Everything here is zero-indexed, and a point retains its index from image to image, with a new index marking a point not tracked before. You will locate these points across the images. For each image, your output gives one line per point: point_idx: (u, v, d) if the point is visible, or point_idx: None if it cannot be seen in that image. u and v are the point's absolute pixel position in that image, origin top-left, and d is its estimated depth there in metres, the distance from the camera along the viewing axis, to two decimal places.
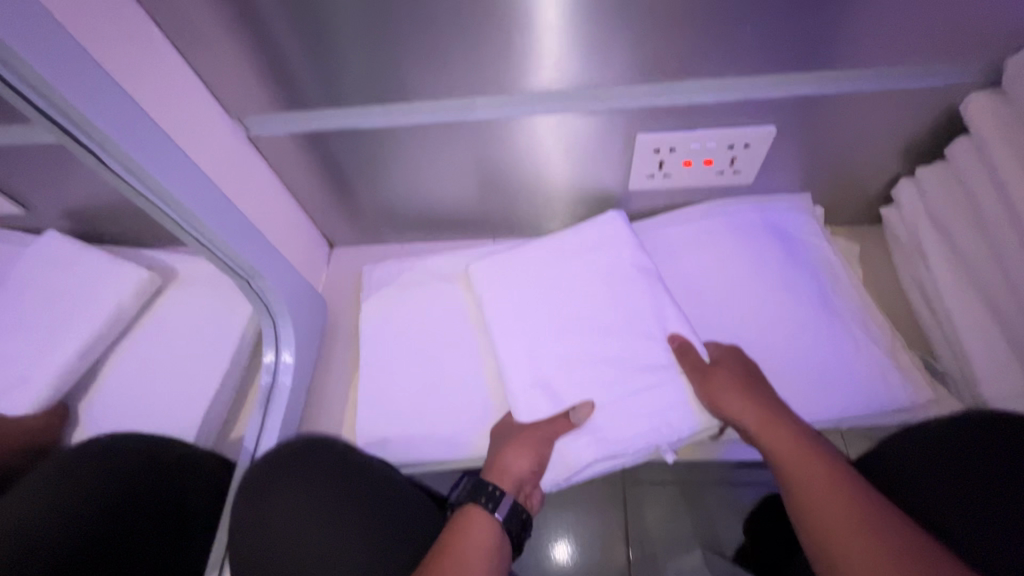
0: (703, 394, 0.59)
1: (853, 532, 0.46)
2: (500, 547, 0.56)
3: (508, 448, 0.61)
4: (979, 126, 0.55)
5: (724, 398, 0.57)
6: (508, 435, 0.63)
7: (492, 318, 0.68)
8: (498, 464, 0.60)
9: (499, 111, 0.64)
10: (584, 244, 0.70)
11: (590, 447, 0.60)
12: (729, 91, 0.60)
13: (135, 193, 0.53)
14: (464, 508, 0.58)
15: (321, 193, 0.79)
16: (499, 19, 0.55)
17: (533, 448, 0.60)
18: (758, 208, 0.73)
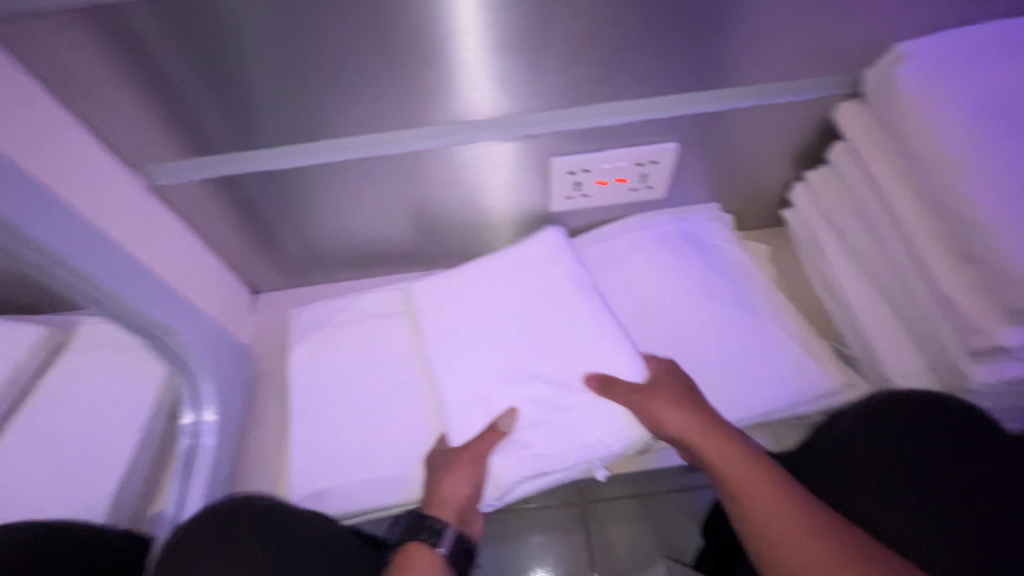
0: (646, 417, 0.58)
1: (804, 541, 0.47)
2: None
3: (444, 472, 0.60)
4: (852, 132, 0.61)
5: (667, 419, 0.57)
6: (442, 458, 0.62)
7: (438, 358, 0.67)
8: (435, 491, 0.59)
9: (415, 144, 0.65)
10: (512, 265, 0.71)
11: (521, 463, 0.61)
12: (632, 113, 0.63)
13: (14, 257, 0.48)
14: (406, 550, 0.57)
15: (239, 239, 0.76)
16: (407, 54, 0.56)
17: (467, 467, 0.59)
18: (675, 220, 0.76)
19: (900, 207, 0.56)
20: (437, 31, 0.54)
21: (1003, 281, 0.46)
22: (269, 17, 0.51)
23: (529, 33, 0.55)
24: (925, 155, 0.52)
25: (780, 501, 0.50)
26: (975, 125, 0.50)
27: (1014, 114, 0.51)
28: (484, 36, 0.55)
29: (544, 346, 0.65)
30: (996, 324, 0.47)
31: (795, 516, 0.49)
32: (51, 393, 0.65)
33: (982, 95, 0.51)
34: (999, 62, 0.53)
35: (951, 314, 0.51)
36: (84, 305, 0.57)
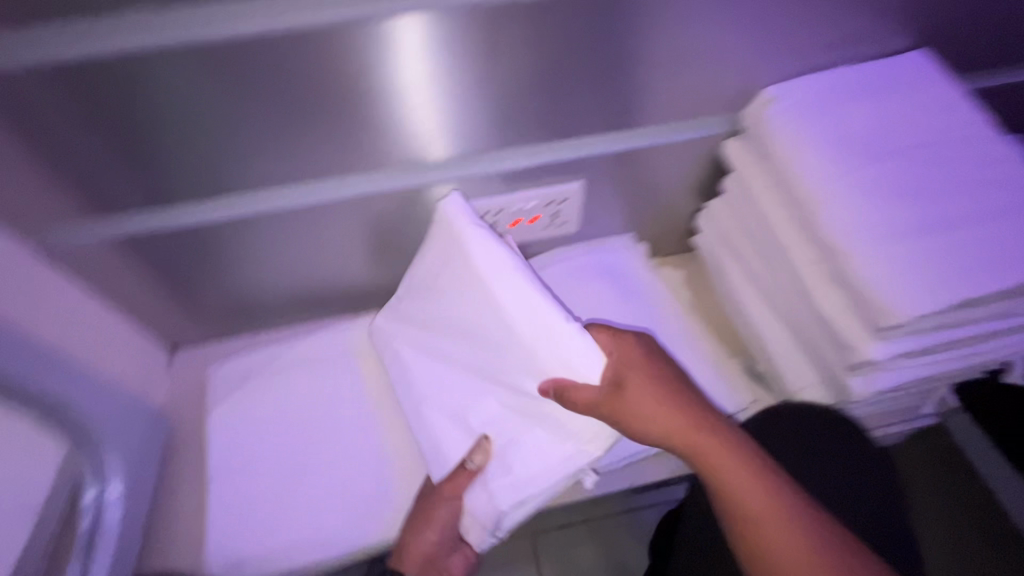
0: (619, 422, 0.54)
1: (790, 540, 0.48)
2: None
3: (416, 521, 0.64)
4: (739, 163, 0.66)
5: (645, 423, 0.54)
6: (421, 500, 0.65)
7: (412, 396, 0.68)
8: (406, 540, 0.64)
9: (328, 194, 0.65)
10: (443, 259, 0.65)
11: (490, 497, 0.60)
12: (536, 156, 0.67)
13: None
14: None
15: (150, 296, 0.73)
16: (310, 109, 0.56)
17: (437, 514, 0.62)
18: (591, 251, 0.80)
19: (781, 233, 0.60)
20: (339, 87, 0.55)
21: (865, 303, 0.50)
22: (156, 80, 0.50)
23: (429, 89, 0.57)
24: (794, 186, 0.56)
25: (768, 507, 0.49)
26: (834, 160, 0.55)
27: (869, 149, 0.56)
28: (385, 93, 0.56)
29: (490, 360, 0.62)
30: (866, 340, 0.51)
31: (782, 522, 0.49)
32: None
33: (840, 133, 0.57)
34: (857, 102, 0.58)
35: (829, 332, 0.55)
36: None
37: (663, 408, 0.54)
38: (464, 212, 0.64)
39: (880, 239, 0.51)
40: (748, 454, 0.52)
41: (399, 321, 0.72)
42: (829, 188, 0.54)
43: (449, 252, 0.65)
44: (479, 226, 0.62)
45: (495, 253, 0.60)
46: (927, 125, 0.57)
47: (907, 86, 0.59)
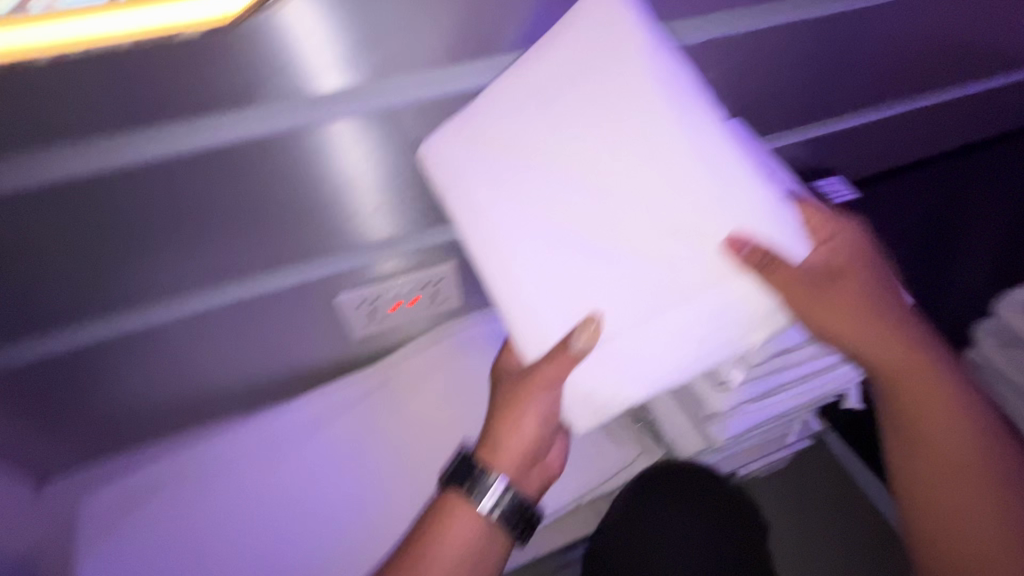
0: (836, 319, 0.52)
1: (948, 468, 0.54)
2: (478, 551, 0.56)
3: (507, 417, 0.57)
4: None
5: (859, 334, 0.53)
6: (510, 383, 0.58)
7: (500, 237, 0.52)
8: (501, 431, 0.58)
9: (193, 304, 0.64)
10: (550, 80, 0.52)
11: (613, 379, 0.50)
12: (402, 241, 0.68)
13: None
14: (445, 498, 0.58)
15: (7, 431, 0.67)
16: (158, 229, 0.55)
17: (530, 399, 0.54)
18: (483, 318, 0.81)
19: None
20: (184, 206, 0.55)
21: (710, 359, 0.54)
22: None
23: (278, 199, 0.58)
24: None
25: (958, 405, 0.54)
26: None
27: None
28: (235, 209, 0.57)
29: (516, 278, 0.52)
30: (715, 394, 0.54)
31: (958, 430, 0.54)
32: None
33: None
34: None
35: (685, 389, 0.59)
36: None
37: (865, 311, 0.53)
38: (645, 55, 0.50)
39: (631, 288, 0.49)
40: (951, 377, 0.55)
41: (459, 141, 0.54)
42: None
43: (654, 90, 0.50)
44: (663, 80, 0.50)
45: (691, 113, 0.50)
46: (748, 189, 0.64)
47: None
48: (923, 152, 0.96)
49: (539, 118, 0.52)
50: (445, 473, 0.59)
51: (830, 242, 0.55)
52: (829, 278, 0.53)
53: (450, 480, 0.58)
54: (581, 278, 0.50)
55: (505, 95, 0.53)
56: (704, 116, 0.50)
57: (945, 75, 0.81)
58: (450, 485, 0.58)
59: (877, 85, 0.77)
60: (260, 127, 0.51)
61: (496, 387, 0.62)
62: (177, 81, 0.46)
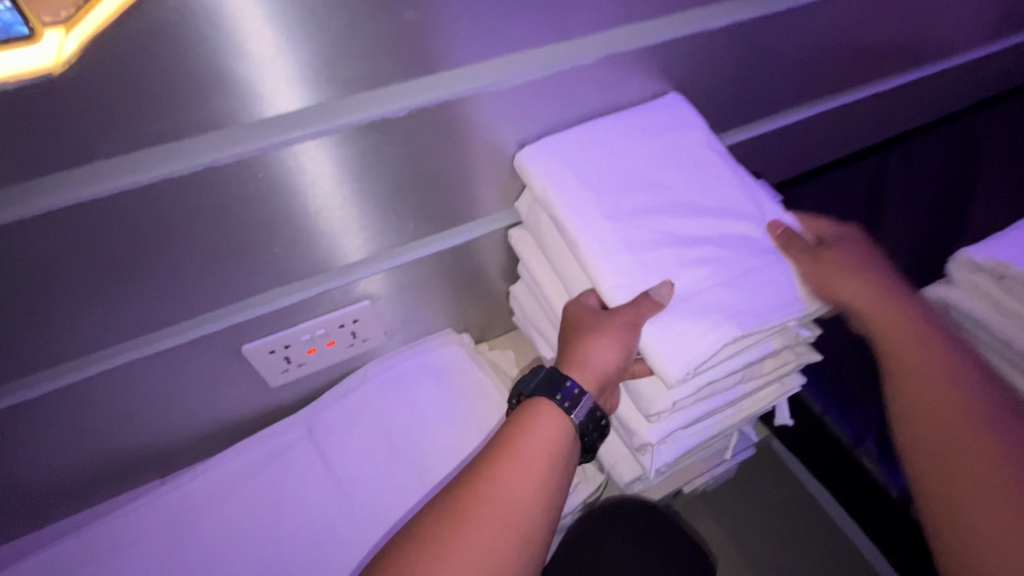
0: (824, 278, 0.57)
1: (950, 430, 0.50)
2: (565, 453, 0.53)
3: (587, 341, 0.54)
4: (524, 253, 0.69)
5: (844, 290, 0.58)
6: (589, 320, 0.56)
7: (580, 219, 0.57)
8: (572, 360, 0.55)
9: (78, 371, 0.57)
10: (615, 126, 0.64)
11: (714, 322, 0.52)
12: (311, 288, 0.64)
13: None
14: (532, 401, 0.55)
15: None
16: (20, 298, 0.49)
17: (608, 334, 0.53)
18: (414, 353, 0.77)
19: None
20: (49, 271, 0.49)
21: (637, 392, 0.56)
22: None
23: (177, 250, 0.53)
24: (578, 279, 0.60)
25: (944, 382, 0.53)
26: (594, 215, 0.57)
27: (623, 212, 0.58)
28: (129, 261, 0.52)
29: (604, 244, 0.56)
30: (645, 425, 0.56)
31: (952, 384, 0.52)
32: None
33: (602, 191, 0.59)
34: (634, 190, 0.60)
35: (615, 418, 0.59)
36: None
37: (854, 274, 0.59)
38: (691, 117, 0.66)
39: (681, 264, 0.56)
40: (937, 340, 0.55)
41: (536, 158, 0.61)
42: (593, 266, 0.56)
43: (682, 154, 0.63)
44: (704, 143, 0.65)
45: (722, 167, 0.63)
46: (710, 194, 0.61)
47: (677, 164, 0.62)
48: (838, 151, 0.99)
49: (580, 138, 0.63)
50: (523, 384, 0.57)
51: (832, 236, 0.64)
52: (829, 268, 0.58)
53: (533, 389, 0.55)
54: (657, 259, 0.56)
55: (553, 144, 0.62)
56: (732, 169, 0.63)
57: (850, 76, 0.84)
58: (537, 393, 0.55)
59: (783, 88, 0.79)
60: (158, 173, 0.47)
61: (570, 321, 0.59)
62: (40, 130, 0.41)
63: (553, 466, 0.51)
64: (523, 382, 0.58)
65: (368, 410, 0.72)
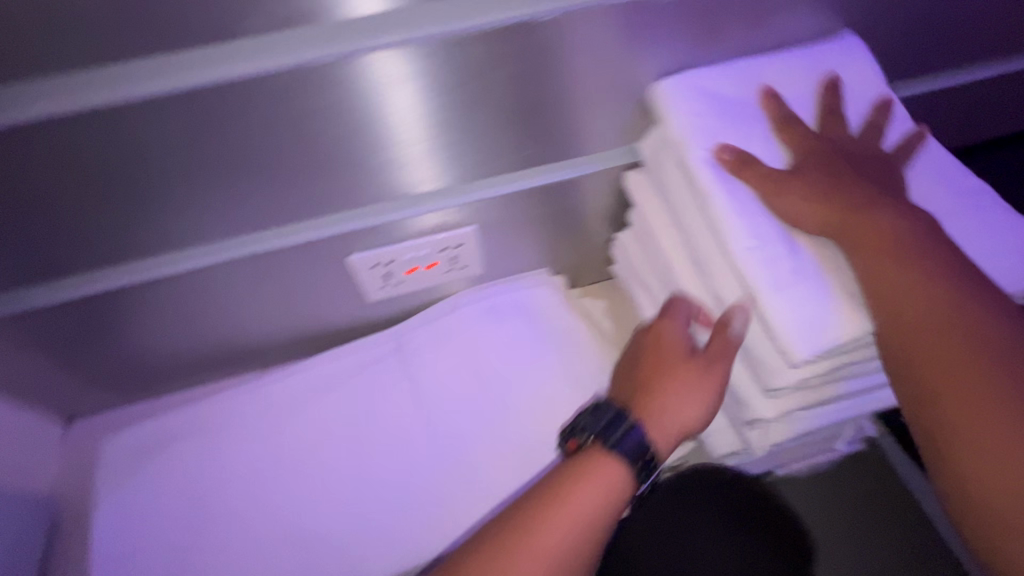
0: (786, 200, 0.48)
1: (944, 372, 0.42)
2: (608, 522, 0.49)
3: (674, 389, 0.53)
4: (640, 198, 0.63)
5: (809, 208, 0.48)
6: (669, 341, 0.55)
7: (717, 165, 0.51)
8: (643, 388, 0.55)
9: (199, 258, 0.60)
10: (768, 71, 0.56)
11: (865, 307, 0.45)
12: (416, 206, 0.62)
13: None
14: (590, 449, 0.52)
15: (31, 374, 0.67)
16: (157, 178, 0.51)
17: (700, 375, 0.52)
18: (504, 289, 0.75)
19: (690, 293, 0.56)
20: (184, 154, 0.50)
21: (756, 361, 0.49)
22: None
23: (295, 149, 0.52)
24: (714, 260, 0.52)
25: (954, 294, 0.44)
26: (738, 163, 0.51)
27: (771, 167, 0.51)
28: (254, 154, 0.52)
29: (739, 197, 0.49)
30: (759, 400, 0.50)
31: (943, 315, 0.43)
32: None
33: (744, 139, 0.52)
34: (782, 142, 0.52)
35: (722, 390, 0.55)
36: None
37: (825, 188, 0.48)
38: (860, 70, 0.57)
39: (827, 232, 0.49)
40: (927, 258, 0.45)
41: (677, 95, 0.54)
42: (729, 219, 0.49)
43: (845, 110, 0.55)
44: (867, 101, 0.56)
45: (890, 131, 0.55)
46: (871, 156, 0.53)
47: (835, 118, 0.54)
48: None
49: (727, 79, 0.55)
50: (576, 425, 0.54)
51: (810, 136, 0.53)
52: (831, 175, 0.49)
53: (591, 433, 0.53)
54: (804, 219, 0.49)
55: (697, 81, 0.55)
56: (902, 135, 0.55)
57: None
58: (596, 438, 0.52)
59: (988, 27, 0.64)
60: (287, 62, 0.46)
61: (647, 336, 0.58)
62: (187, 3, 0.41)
63: (587, 547, 0.47)
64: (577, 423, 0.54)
65: (458, 338, 0.72)
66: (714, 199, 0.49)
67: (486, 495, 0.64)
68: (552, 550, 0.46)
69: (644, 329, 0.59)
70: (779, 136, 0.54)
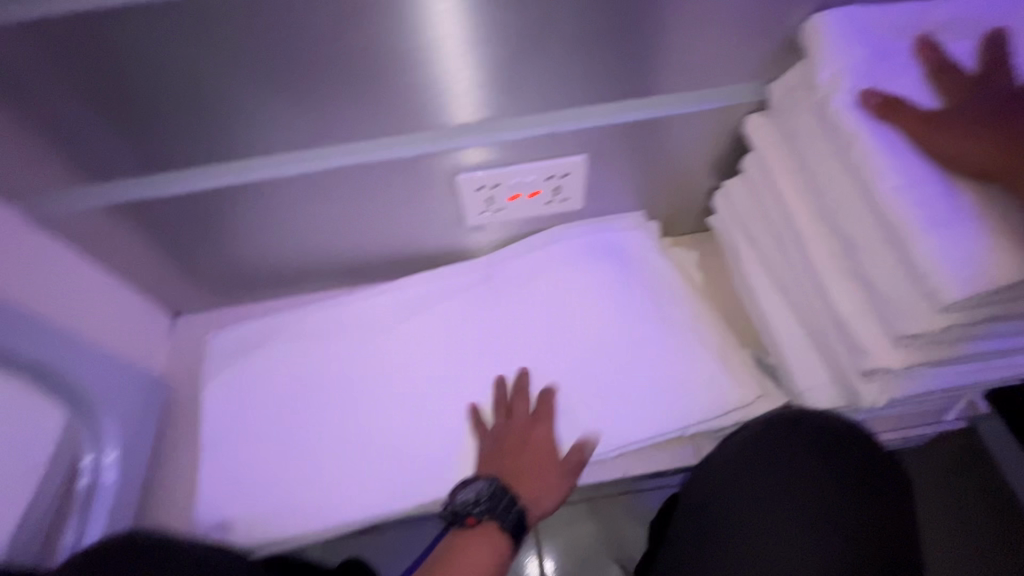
0: (952, 143, 0.42)
1: None
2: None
3: (534, 477, 0.61)
4: (760, 142, 0.58)
5: (982, 149, 0.41)
6: (535, 441, 0.63)
7: (864, 99, 0.46)
8: (503, 471, 0.62)
9: (314, 161, 0.61)
10: (929, 7, 0.50)
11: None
12: (530, 128, 0.60)
13: None
14: (477, 522, 0.58)
15: (150, 261, 0.71)
16: (297, 68, 0.52)
17: (564, 475, 0.62)
18: (597, 230, 0.74)
19: (815, 252, 0.51)
20: (324, 44, 0.51)
21: (886, 308, 0.45)
22: (147, 34, 0.48)
23: (430, 52, 0.52)
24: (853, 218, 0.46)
25: None
26: (891, 96, 0.46)
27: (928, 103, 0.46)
28: (388, 51, 0.52)
29: (891, 133, 0.45)
30: (887, 349, 0.46)
31: None
32: None
33: (897, 73, 0.47)
34: (945, 74, 0.47)
35: (834, 345, 0.51)
36: None
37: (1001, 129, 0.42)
38: None
39: None
40: None
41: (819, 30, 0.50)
42: (874, 155, 0.44)
43: None
44: None
45: None
46: None
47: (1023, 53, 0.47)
48: None
49: (878, 14, 0.50)
50: (464, 502, 0.59)
51: (979, 73, 0.46)
52: (1009, 117, 0.43)
53: (483, 508, 0.58)
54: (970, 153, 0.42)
55: (848, 13, 0.50)
56: None
57: None
58: (484, 514, 0.58)
59: None
60: None
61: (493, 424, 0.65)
62: None
63: None
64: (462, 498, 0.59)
65: (548, 272, 0.72)
66: (859, 135, 0.45)
67: (565, 430, 0.64)
68: None
69: (501, 413, 0.65)
70: (929, 73, 0.47)
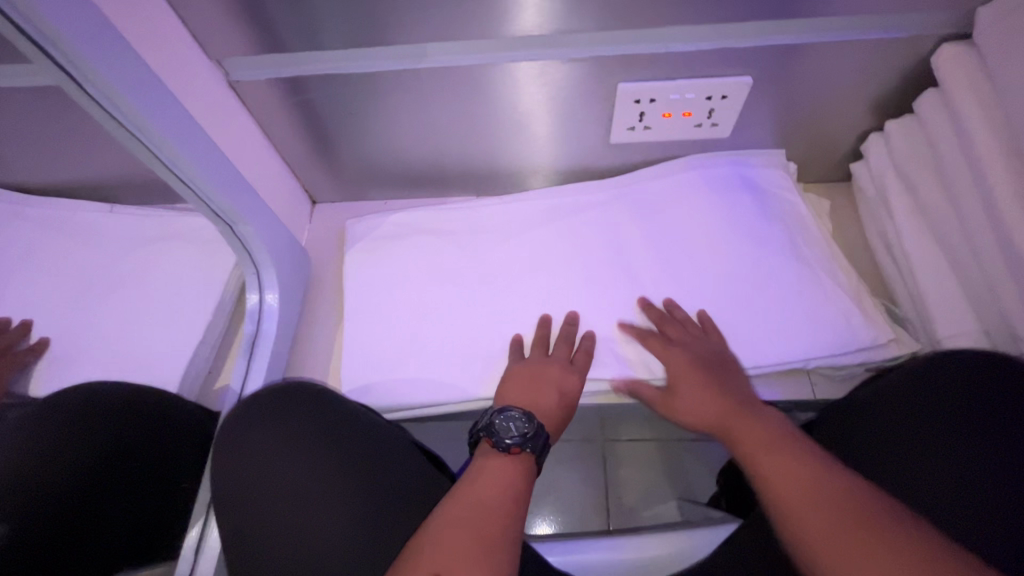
0: None
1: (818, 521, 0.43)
2: (519, 493, 0.51)
3: (553, 403, 0.62)
4: (950, 77, 0.57)
5: None
6: (562, 383, 0.63)
7: None
8: (527, 401, 0.61)
9: (481, 57, 0.62)
10: None
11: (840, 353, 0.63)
12: (712, 41, 0.59)
13: (127, 136, 0.50)
14: (513, 453, 0.54)
15: (304, 145, 0.75)
16: None
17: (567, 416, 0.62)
18: (735, 163, 0.74)
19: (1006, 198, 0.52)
20: None
21: None
22: None
23: None
24: None
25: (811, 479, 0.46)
26: None
27: None
28: None
29: None
30: None
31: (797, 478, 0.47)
32: (150, 272, 0.69)
33: None
34: None
35: (1010, 288, 0.53)
36: (170, 188, 0.58)
37: None
38: None
39: None
40: None
41: None
42: None
43: None
44: None
45: None
46: None
47: None
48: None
49: None
50: (504, 431, 0.56)
51: None
52: None
53: (525, 443, 0.55)
54: None
55: None
56: None
57: None
58: (525, 448, 0.54)
59: None
60: None
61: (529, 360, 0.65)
62: None
63: (510, 517, 0.48)
64: (502, 426, 0.56)
65: (682, 198, 0.73)
66: None
67: None
68: (483, 510, 0.48)
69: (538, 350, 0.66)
70: None
